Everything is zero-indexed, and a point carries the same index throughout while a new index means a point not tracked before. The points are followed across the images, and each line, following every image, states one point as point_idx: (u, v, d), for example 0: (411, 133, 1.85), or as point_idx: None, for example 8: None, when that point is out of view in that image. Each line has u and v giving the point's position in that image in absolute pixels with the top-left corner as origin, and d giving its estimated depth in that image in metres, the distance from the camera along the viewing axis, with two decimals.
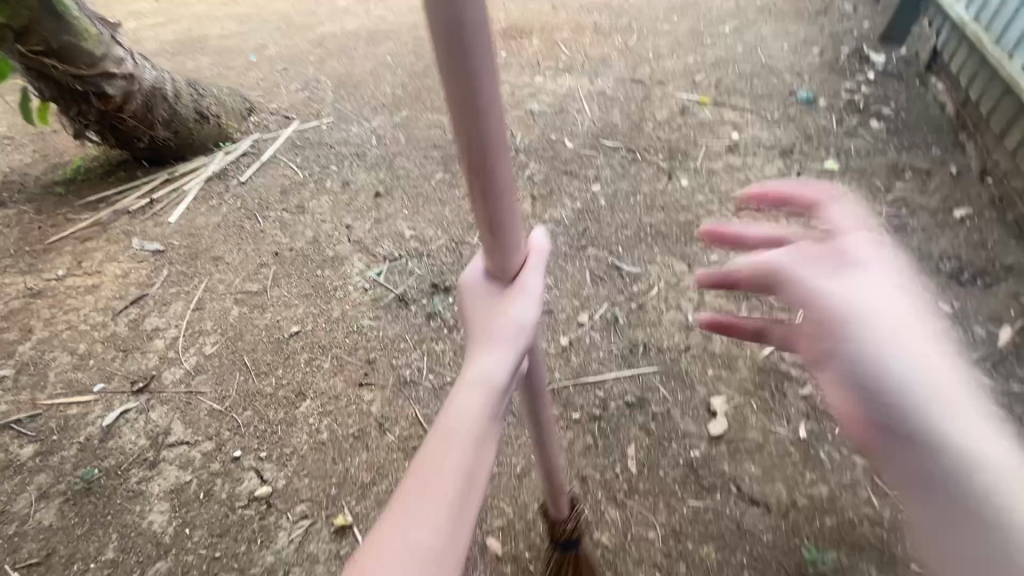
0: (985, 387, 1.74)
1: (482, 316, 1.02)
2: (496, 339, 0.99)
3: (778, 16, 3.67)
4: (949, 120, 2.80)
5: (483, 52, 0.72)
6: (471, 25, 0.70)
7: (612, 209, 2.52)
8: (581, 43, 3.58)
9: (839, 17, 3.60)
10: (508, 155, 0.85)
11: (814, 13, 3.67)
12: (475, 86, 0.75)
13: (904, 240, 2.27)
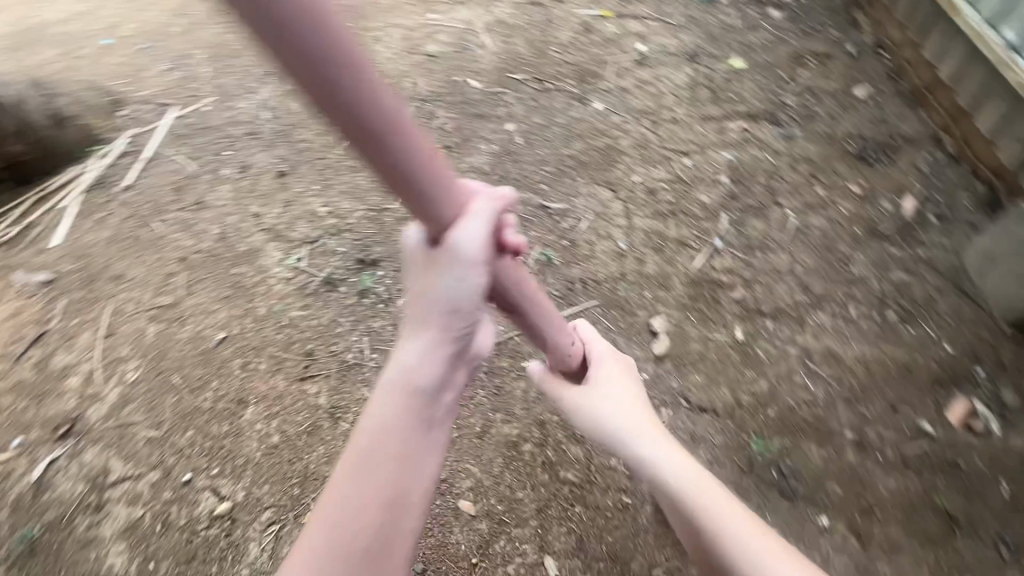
0: (895, 257, 1.84)
1: (418, 289, 1.08)
2: (427, 319, 1.09)
3: None
4: None
5: (347, 79, 0.63)
6: (324, 60, 0.60)
7: (530, 147, 2.44)
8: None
9: None
10: (424, 152, 0.78)
11: None
12: (340, 91, 0.64)
13: (812, 128, 2.31)
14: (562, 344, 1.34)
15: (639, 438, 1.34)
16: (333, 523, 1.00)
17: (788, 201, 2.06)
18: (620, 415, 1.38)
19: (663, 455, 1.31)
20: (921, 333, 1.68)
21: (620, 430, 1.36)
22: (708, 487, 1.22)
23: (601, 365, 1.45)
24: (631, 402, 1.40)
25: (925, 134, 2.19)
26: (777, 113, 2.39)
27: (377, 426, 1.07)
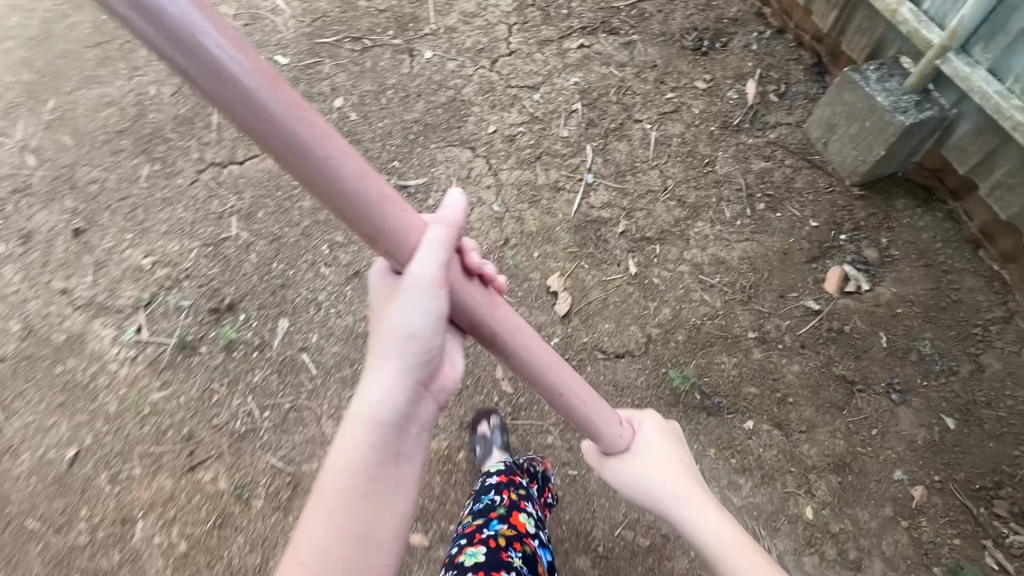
0: (751, 147, 1.88)
1: (380, 313, 0.88)
2: (389, 346, 0.87)
3: None
4: None
5: (326, 168, 0.64)
6: (304, 156, 0.62)
7: (368, 121, 2.15)
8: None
9: None
10: (410, 226, 0.77)
11: None
12: (317, 175, 0.64)
13: (647, 29, 2.24)
14: (596, 418, 1.22)
15: (678, 495, 1.15)
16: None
17: (644, 114, 2.00)
18: (662, 479, 1.18)
19: (701, 511, 1.10)
20: (789, 216, 1.75)
21: (662, 490, 1.17)
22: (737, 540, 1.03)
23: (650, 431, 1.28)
24: (676, 467, 1.20)
25: (750, 11, 2.19)
26: (610, 20, 2.29)
27: (338, 470, 0.84)
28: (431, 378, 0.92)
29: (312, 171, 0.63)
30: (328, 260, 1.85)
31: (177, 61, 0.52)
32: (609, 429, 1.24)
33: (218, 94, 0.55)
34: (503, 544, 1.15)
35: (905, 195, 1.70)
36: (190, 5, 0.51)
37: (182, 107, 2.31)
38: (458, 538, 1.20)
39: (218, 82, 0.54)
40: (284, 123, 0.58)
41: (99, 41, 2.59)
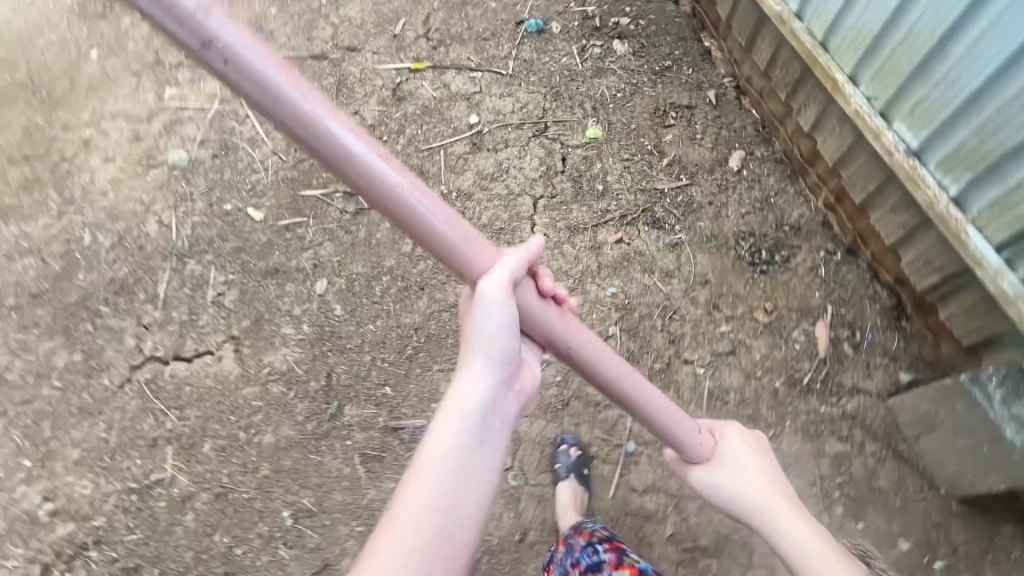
0: (825, 419, 1.55)
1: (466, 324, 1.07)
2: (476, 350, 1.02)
3: None
4: (688, 20, 2.47)
5: (357, 167, 0.85)
6: (340, 159, 0.85)
7: (355, 316, 1.74)
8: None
9: None
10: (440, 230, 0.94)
11: None
12: (354, 170, 0.86)
13: (697, 226, 1.90)
14: (673, 423, 1.23)
15: (773, 510, 1.12)
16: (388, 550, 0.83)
17: (694, 353, 1.67)
18: (746, 486, 1.18)
19: (790, 525, 1.09)
20: (874, 529, 1.43)
21: (751, 505, 1.15)
22: (821, 549, 1.03)
23: (727, 440, 1.27)
24: (760, 477, 1.18)
25: (814, 217, 1.89)
26: (654, 207, 1.95)
27: (435, 449, 0.94)
28: (507, 375, 1.04)
29: (350, 169, 0.86)
30: (291, 539, 1.47)
31: (257, 90, 0.78)
32: (683, 440, 1.25)
33: (283, 114, 0.80)
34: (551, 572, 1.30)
35: (1015, 521, 1.40)
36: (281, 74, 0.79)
37: (120, 263, 1.87)
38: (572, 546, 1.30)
39: (360, 175, 0.86)
40: (324, 137, 0.83)
41: (27, 156, 2.11)
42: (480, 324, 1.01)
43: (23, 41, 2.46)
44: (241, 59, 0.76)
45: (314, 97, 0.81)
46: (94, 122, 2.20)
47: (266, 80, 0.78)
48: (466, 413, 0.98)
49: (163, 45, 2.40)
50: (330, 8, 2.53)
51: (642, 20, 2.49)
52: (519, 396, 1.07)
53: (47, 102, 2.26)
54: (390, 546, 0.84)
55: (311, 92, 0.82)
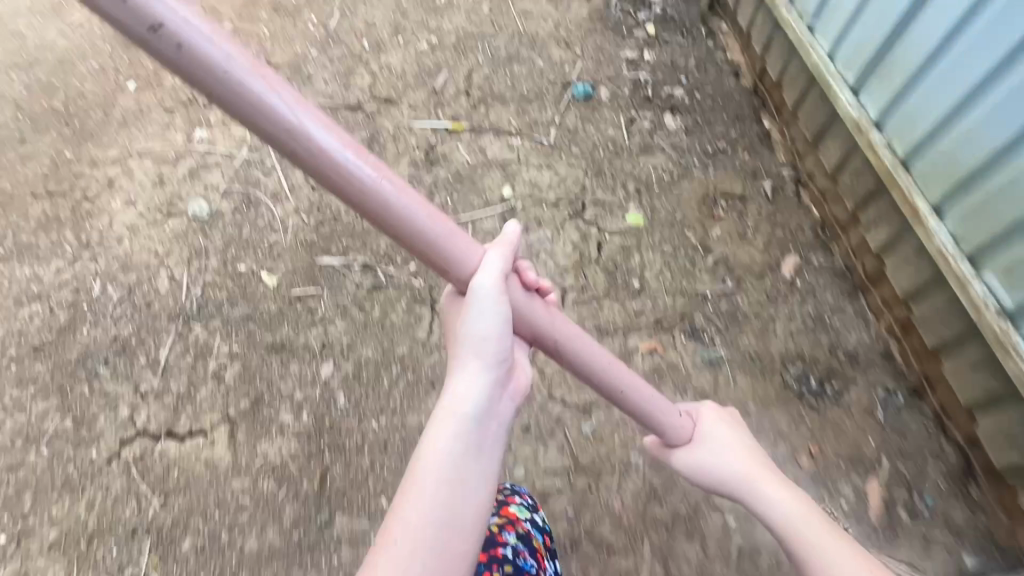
0: None
1: (453, 329, 1.06)
2: (468, 353, 1.01)
3: None
4: (748, 97, 2.32)
5: (330, 163, 0.82)
6: (310, 157, 0.81)
7: (359, 409, 1.63)
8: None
9: None
10: (418, 225, 0.91)
11: None
12: (327, 167, 0.82)
13: (739, 343, 1.73)
14: (660, 413, 1.28)
15: (758, 482, 1.25)
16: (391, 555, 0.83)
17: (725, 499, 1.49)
18: (730, 461, 1.30)
19: (776, 493, 1.22)
20: None
21: (739, 479, 1.27)
22: (807, 515, 1.16)
23: (704, 424, 1.36)
24: (739, 449, 1.31)
25: (874, 345, 1.69)
26: (693, 314, 1.78)
27: (429, 458, 0.92)
28: (501, 375, 1.02)
29: (320, 165, 0.82)
30: None
31: (214, 83, 0.73)
32: (670, 430, 1.32)
33: (249, 109, 0.76)
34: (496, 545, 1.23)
35: None
36: (240, 63, 0.74)
37: (125, 320, 1.79)
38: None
39: (333, 171, 0.82)
40: (291, 132, 0.79)
41: (51, 191, 2.07)
42: (471, 327, 1.00)
43: (65, 63, 2.44)
44: (199, 54, 0.71)
45: (277, 87, 0.77)
46: (121, 160, 2.14)
47: (233, 87, 0.74)
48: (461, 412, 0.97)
49: None
50: (372, 56, 2.46)
51: (697, 96, 2.35)
52: (513, 394, 1.06)
53: (78, 133, 2.22)
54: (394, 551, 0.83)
55: (277, 83, 0.77)
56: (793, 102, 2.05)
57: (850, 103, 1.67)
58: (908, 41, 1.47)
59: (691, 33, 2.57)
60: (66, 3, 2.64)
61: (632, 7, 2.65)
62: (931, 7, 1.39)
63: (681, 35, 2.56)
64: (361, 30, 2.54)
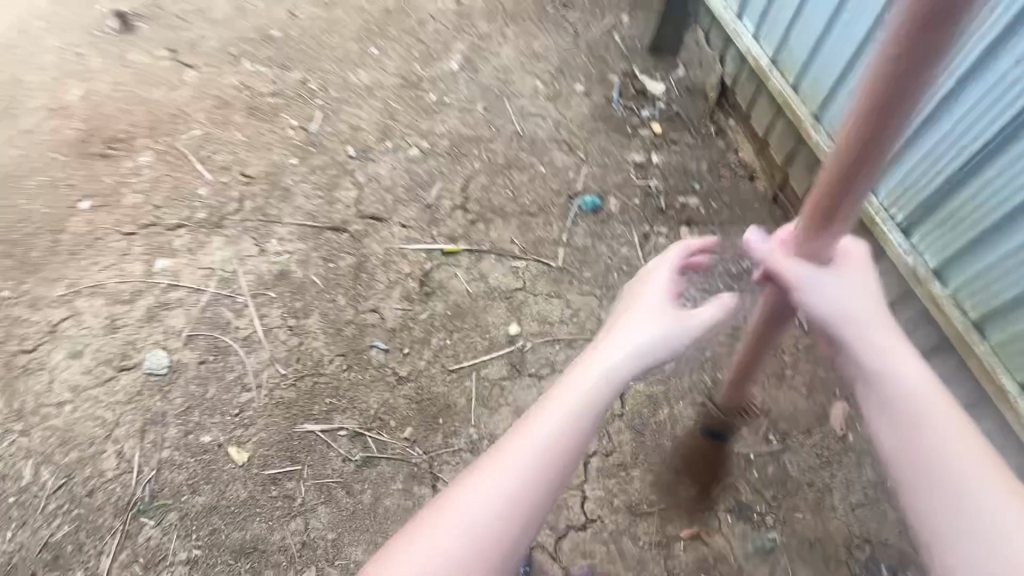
0: None
1: (623, 324, 1.16)
2: (622, 339, 1.14)
3: (513, 51, 2.73)
4: (768, 207, 2.16)
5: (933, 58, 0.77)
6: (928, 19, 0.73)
7: None
8: (243, 193, 2.16)
9: (589, 36, 2.79)
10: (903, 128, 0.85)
11: (548, 33, 2.81)
12: (917, 45, 0.76)
13: (793, 523, 1.51)
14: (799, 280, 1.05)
15: (886, 352, 0.99)
16: (463, 495, 0.94)
17: None
18: (855, 304, 1.03)
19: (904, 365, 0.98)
20: None
21: (855, 325, 1.01)
22: (934, 404, 0.94)
23: (849, 256, 1.06)
24: (865, 297, 1.03)
25: None
26: (737, 483, 1.57)
27: (562, 402, 1.05)
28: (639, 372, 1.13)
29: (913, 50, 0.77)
30: None
31: None
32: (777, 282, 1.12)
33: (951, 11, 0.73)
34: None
35: None
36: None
37: (63, 517, 1.50)
38: None
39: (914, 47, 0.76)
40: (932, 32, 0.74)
41: None
42: (632, 333, 1.13)
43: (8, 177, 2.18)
44: None
45: None
46: (66, 299, 1.86)
47: None
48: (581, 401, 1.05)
49: (166, 200, 2.12)
50: (359, 165, 2.25)
51: (713, 205, 2.18)
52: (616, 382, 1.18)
53: (18, 265, 1.94)
54: (480, 471, 0.97)
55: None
56: None
57: (903, 250, 1.53)
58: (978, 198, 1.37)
59: (700, 132, 2.43)
60: (13, 105, 2.39)
61: (636, 106, 2.52)
62: (1012, 168, 1.29)
63: (689, 134, 2.42)
64: (346, 135, 2.35)
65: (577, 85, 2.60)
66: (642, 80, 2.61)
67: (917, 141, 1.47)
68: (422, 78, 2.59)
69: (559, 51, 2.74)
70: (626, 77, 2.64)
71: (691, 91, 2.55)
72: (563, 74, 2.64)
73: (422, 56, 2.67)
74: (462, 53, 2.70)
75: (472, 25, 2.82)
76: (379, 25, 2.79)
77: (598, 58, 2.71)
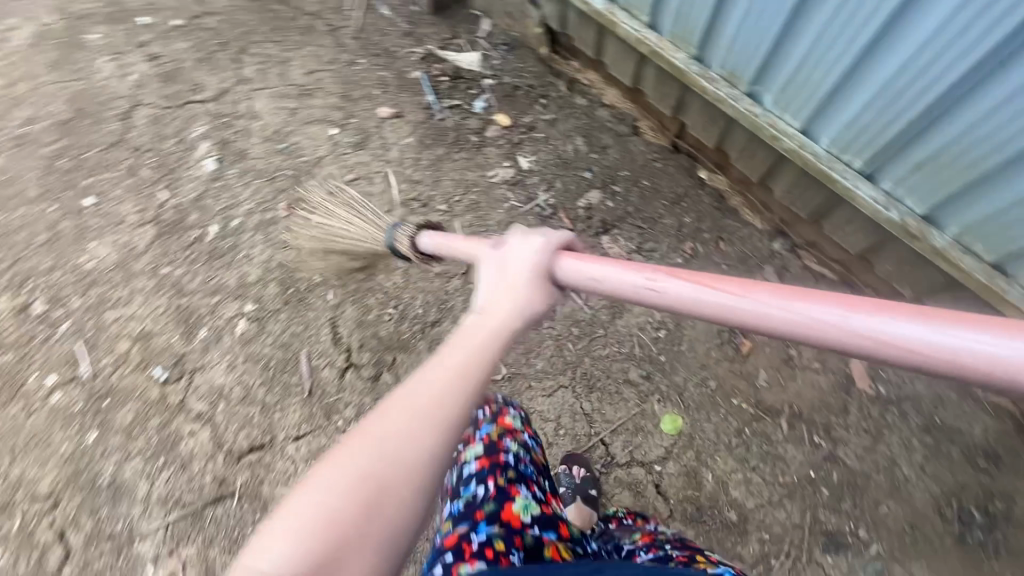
0: None
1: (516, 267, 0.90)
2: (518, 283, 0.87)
3: (274, 102, 1.97)
4: (673, 160, 1.80)
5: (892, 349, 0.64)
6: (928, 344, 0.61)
7: None
8: (56, 524, 1.48)
9: (355, 29, 2.07)
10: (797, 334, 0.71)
11: (301, 51, 2.05)
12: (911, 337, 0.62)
13: (884, 521, 1.40)
14: (905, 360, 0.63)
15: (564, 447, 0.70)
16: (317, 489, 0.60)
17: None
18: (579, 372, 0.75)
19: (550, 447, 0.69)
20: None
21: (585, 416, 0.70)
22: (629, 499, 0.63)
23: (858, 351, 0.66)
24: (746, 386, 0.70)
25: (1001, 425, 1.46)
26: (815, 514, 1.42)
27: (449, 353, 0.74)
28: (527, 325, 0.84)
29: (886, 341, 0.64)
30: None
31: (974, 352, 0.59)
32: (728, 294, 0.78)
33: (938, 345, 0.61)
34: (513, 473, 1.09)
35: None
36: (992, 349, 0.58)
37: None
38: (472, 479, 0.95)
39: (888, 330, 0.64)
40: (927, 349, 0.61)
41: None
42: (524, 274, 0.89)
43: None
44: (989, 355, 0.58)
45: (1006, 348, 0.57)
46: None
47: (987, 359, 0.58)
48: (476, 353, 0.74)
49: None
50: (186, 386, 1.60)
51: (618, 189, 1.78)
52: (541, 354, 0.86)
53: None
54: (342, 461, 0.62)
55: (994, 335, 0.58)
56: (755, 177, 1.55)
57: (876, 201, 1.24)
58: (969, 133, 1.04)
59: (553, 97, 1.92)
60: None
61: (464, 99, 1.94)
62: (1000, 114, 0.99)
63: (541, 106, 1.91)
64: (136, 353, 1.63)
65: (379, 108, 1.94)
66: (451, 59, 2.00)
67: (861, 75, 1.12)
68: (181, 205, 1.81)
69: (329, 70, 2.01)
70: (429, 64, 2.00)
71: (513, 47, 1.99)
72: (354, 101, 1.96)
73: (160, 174, 1.87)
74: (211, 142, 1.92)
75: (197, 90, 1.99)
76: (69, 156, 1.88)
77: (381, 55, 2.02)
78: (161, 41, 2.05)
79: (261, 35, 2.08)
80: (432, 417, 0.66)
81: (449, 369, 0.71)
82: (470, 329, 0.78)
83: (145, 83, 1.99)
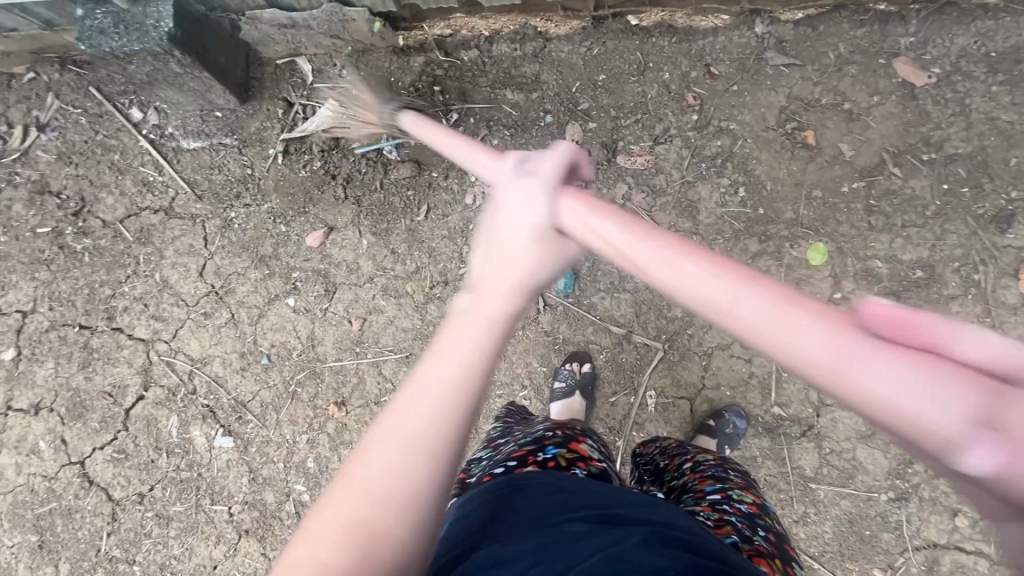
0: None
1: (502, 216, 0.77)
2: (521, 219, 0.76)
3: (205, 332, 1.59)
4: (606, 32, 1.53)
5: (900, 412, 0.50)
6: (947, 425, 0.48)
7: None
8: None
9: (190, 192, 1.60)
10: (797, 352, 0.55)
11: (166, 262, 1.60)
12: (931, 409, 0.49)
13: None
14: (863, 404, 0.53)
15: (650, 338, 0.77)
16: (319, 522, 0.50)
17: None
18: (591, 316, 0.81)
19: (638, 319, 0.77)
20: None
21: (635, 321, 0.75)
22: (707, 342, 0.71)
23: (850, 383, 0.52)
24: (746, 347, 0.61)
25: None
26: (974, 214, 1.44)
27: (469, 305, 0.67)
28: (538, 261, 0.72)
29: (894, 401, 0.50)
30: None
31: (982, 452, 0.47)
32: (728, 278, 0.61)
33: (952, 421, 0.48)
34: (564, 464, 0.92)
35: None
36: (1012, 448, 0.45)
37: None
38: (502, 462, 0.94)
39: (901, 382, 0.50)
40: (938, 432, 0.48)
41: None
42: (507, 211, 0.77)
43: None
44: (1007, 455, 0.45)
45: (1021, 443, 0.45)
46: None
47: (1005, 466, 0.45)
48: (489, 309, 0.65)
49: None
50: None
51: (586, 105, 1.54)
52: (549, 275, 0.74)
53: None
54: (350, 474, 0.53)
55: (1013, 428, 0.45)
56: None
57: None
58: None
59: (442, 76, 1.56)
60: None
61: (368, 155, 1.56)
62: None
63: (441, 93, 1.56)
64: None
65: (305, 240, 1.57)
66: (315, 127, 1.56)
67: None
68: (250, 500, 1.54)
69: (217, 253, 1.59)
70: (298, 155, 1.57)
71: (357, 62, 1.57)
72: (271, 257, 1.57)
73: (198, 494, 1.56)
74: (201, 423, 1.57)
75: (128, 396, 1.59)
76: (105, 564, 1.58)
77: (246, 190, 1.58)
78: (41, 389, 1.61)
79: (112, 288, 1.61)
80: (439, 427, 0.56)
81: (457, 348, 0.61)
82: (485, 287, 0.68)
83: (80, 439, 1.60)
